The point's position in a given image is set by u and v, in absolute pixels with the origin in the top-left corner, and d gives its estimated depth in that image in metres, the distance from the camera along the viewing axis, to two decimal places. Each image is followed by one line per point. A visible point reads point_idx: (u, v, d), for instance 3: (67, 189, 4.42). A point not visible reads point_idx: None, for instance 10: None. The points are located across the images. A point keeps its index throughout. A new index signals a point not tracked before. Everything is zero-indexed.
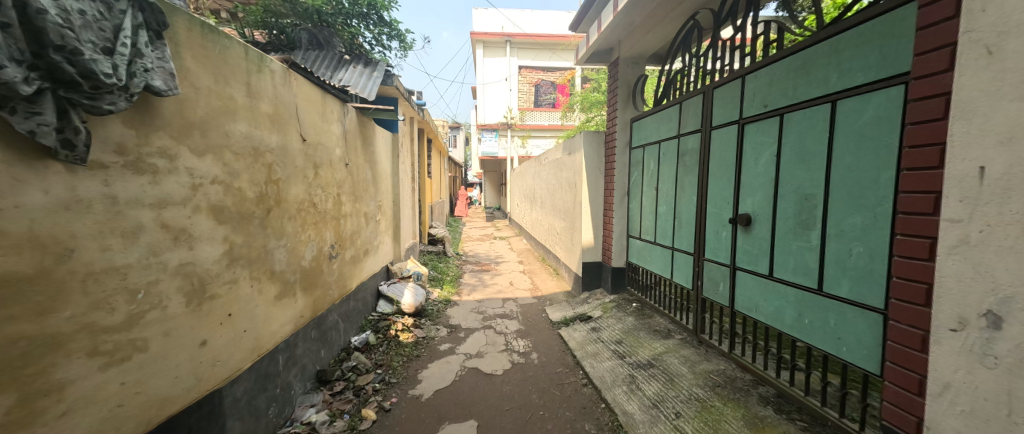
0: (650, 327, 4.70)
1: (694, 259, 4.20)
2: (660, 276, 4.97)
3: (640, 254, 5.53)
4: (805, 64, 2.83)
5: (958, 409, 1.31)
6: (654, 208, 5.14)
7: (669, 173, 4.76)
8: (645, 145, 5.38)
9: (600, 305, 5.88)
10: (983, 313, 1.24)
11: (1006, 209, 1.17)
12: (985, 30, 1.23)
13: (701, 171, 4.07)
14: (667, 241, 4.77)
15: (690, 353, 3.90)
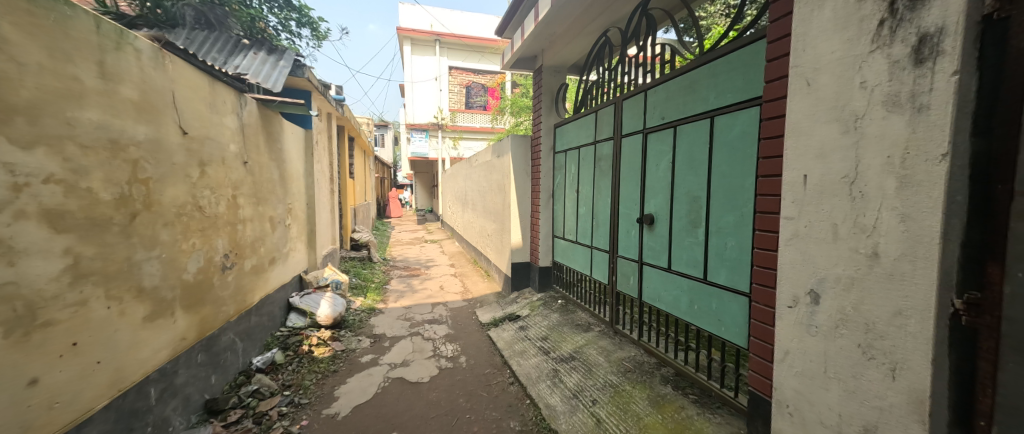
0: (573, 322, 4.98)
1: (610, 257, 4.55)
2: (582, 274, 5.28)
3: (564, 253, 5.83)
4: (692, 84, 3.26)
5: (793, 371, 1.62)
6: (576, 209, 5.46)
7: (588, 177, 5.08)
8: (567, 150, 5.69)
9: (528, 304, 6.04)
10: (807, 291, 1.55)
11: (821, 208, 1.48)
12: (804, 66, 1.54)
13: (614, 175, 4.43)
14: (587, 240, 5.10)
15: (607, 344, 4.20)
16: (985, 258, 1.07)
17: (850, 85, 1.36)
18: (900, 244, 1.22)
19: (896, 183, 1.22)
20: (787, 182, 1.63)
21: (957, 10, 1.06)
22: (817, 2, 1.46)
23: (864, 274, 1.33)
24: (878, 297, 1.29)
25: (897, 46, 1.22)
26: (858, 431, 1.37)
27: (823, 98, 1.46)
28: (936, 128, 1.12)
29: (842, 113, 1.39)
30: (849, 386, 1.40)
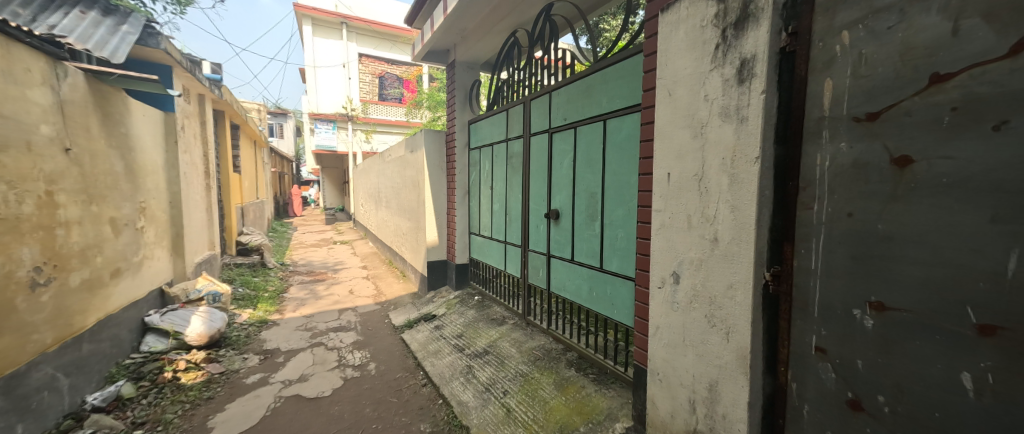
0: (488, 317, 5.04)
1: (522, 251, 4.70)
2: (497, 269, 5.37)
3: (480, 249, 5.86)
4: (588, 88, 3.52)
5: (662, 343, 1.87)
6: (490, 205, 5.51)
7: (501, 174, 5.16)
8: (481, 147, 5.71)
9: (444, 302, 5.92)
10: (671, 273, 1.80)
11: (679, 201, 1.73)
12: (665, 79, 1.77)
13: (524, 172, 4.58)
14: (501, 236, 5.20)
15: (520, 335, 4.35)
16: (783, 239, 1.38)
17: (698, 97, 1.60)
18: (731, 230, 1.47)
19: (728, 179, 1.48)
20: (657, 178, 1.86)
21: (763, 42, 1.32)
22: (674, 24, 1.69)
23: (709, 256, 1.58)
24: (718, 275, 1.55)
25: (727, 67, 1.46)
26: (705, 387, 1.63)
27: (680, 107, 1.69)
28: (752, 135, 1.38)
29: (693, 120, 1.63)
30: (698, 350, 1.66)
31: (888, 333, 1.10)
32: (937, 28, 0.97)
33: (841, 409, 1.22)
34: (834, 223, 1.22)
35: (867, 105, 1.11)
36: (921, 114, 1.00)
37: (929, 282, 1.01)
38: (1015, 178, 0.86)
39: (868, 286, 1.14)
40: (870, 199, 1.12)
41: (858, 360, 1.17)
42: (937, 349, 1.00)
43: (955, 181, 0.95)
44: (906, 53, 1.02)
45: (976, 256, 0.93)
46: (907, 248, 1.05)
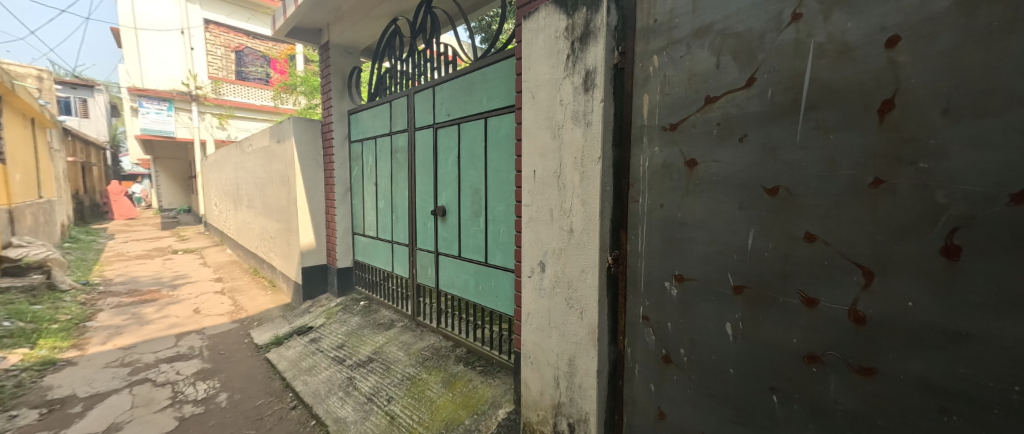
0: (375, 322, 4.65)
1: (409, 250, 4.50)
2: (383, 270, 5.03)
3: (365, 250, 5.40)
4: (468, 85, 3.54)
5: (532, 328, 2.01)
6: (375, 203, 5.12)
7: (385, 170, 4.85)
8: (362, 140, 5.25)
9: (323, 312, 5.21)
10: (538, 262, 1.95)
11: (543, 196, 1.88)
12: (529, 82, 1.88)
13: (410, 168, 4.39)
14: (387, 235, 4.90)
15: (408, 337, 4.14)
16: (620, 227, 1.63)
17: (555, 101, 1.75)
18: (583, 221, 1.67)
19: (579, 177, 1.67)
20: (525, 175, 1.98)
21: (601, 58, 1.52)
22: (535, 32, 1.81)
23: (566, 245, 1.76)
24: (574, 262, 1.74)
25: (576, 77, 1.64)
26: (566, 362, 1.82)
27: (541, 110, 1.83)
28: (595, 138, 1.58)
29: (551, 122, 1.79)
30: (561, 330, 1.84)
31: (686, 299, 1.39)
32: (709, 61, 1.25)
33: (659, 363, 1.50)
34: (653, 212, 1.49)
35: (669, 117, 1.38)
36: (701, 127, 1.29)
37: (708, 257, 1.31)
38: (751, 176, 1.17)
39: (674, 262, 1.42)
40: (674, 193, 1.40)
41: (668, 322, 1.46)
42: (714, 308, 1.30)
43: (720, 178, 1.25)
44: (691, 78, 1.30)
45: (733, 235, 1.23)
46: (696, 231, 1.34)
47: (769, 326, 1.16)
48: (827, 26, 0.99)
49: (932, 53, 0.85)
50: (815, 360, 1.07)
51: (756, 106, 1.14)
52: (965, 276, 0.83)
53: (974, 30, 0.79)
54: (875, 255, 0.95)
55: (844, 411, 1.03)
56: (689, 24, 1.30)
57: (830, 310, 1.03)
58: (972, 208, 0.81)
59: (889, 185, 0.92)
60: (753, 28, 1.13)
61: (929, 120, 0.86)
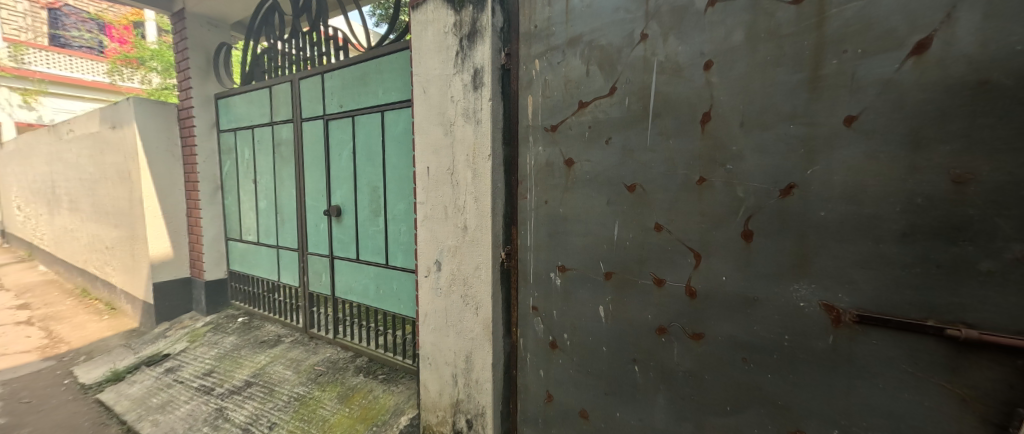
0: (256, 339, 3.87)
1: (300, 256, 3.84)
2: (264, 281, 4.21)
3: (243, 259, 4.45)
4: (363, 75, 3.12)
5: (430, 329, 1.95)
6: (253, 203, 4.24)
7: (266, 164, 4.06)
8: (236, 129, 4.31)
9: (185, 335, 4.23)
10: (434, 261, 1.89)
11: (436, 194, 1.83)
12: (420, 76, 1.81)
13: (298, 164, 3.74)
14: (271, 240, 4.11)
15: (299, 352, 3.53)
16: (511, 223, 1.68)
17: (445, 97, 1.72)
18: (476, 218, 1.68)
19: (471, 174, 1.67)
20: (418, 172, 1.90)
21: (488, 57, 1.55)
22: (424, 24, 1.76)
23: (461, 242, 1.76)
24: (468, 259, 1.74)
25: (465, 74, 1.63)
26: (463, 359, 1.81)
27: (433, 105, 1.78)
28: (485, 136, 1.60)
29: (443, 119, 1.74)
30: (457, 328, 1.82)
31: (568, 287, 1.50)
32: (580, 69, 1.37)
33: (547, 349, 1.60)
34: (539, 208, 1.57)
35: (550, 119, 1.48)
36: (576, 129, 1.40)
37: (585, 248, 1.44)
38: (614, 174, 1.32)
39: (558, 255, 1.52)
40: (556, 189, 1.50)
41: (554, 311, 1.56)
42: (590, 294, 1.43)
43: (591, 176, 1.39)
44: (567, 84, 1.41)
45: (604, 228, 1.37)
46: (574, 225, 1.46)
47: (632, 306, 1.32)
48: (665, 47, 1.17)
49: (734, 76, 1.06)
50: (664, 331, 1.26)
51: (618, 112, 1.29)
52: (756, 253, 1.06)
53: (758, 61, 1.02)
54: (702, 240, 1.15)
55: (684, 371, 1.22)
56: (563, 33, 1.40)
57: (674, 287, 1.22)
58: (760, 200, 1.04)
59: (709, 183, 1.12)
60: (613, 43, 1.28)
61: (733, 129, 1.07)
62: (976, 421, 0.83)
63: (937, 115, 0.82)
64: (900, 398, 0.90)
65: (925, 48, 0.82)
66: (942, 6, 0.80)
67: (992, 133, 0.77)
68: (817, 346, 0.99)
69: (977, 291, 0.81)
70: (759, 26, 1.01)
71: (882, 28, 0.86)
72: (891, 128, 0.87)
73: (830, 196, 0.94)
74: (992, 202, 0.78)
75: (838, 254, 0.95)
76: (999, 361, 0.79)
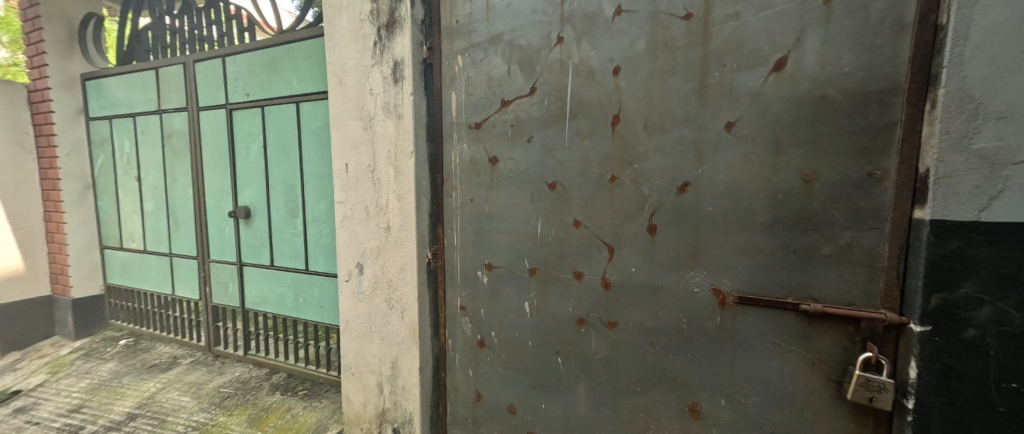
0: (144, 364, 3.21)
1: (199, 264, 3.24)
2: (157, 296, 3.53)
3: (127, 270, 3.64)
4: (273, 62, 2.69)
5: (352, 337, 1.81)
6: (138, 205, 3.50)
7: (155, 158, 3.36)
8: (112, 117, 3.49)
9: (48, 365, 3.36)
10: (355, 264, 1.75)
11: (355, 192, 1.69)
12: (335, 65, 1.67)
13: (195, 160, 3.13)
14: (163, 247, 3.43)
15: (200, 375, 2.99)
16: (438, 222, 1.62)
17: (363, 90, 1.61)
18: (400, 217, 1.59)
19: (393, 171, 1.58)
20: (335, 169, 1.73)
21: (408, 48, 1.49)
22: (338, 9, 1.63)
23: (384, 243, 1.65)
24: (393, 260, 1.64)
25: (384, 66, 1.55)
26: (389, 366, 1.71)
27: (349, 97, 1.65)
28: (407, 131, 1.52)
29: (361, 112, 1.63)
30: (382, 334, 1.71)
31: (495, 285, 1.50)
32: (502, 68, 1.38)
33: (475, 348, 1.59)
34: (465, 207, 1.55)
35: (473, 116, 1.47)
36: (499, 127, 1.41)
37: (510, 246, 1.45)
38: (536, 172, 1.35)
39: (484, 253, 1.52)
40: (481, 187, 1.49)
41: (481, 309, 1.55)
42: (516, 291, 1.45)
43: (515, 174, 1.40)
44: (489, 82, 1.41)
45: (527, 224, 1.40)
46: (498, 223, 1.47)
47: (555, 300, 1.37)
48: (579, 51, 1.23)
49: (637, 82, 1.15)
50: (583, 322, 1.32)
51: (538, 111, 1.32)
52: (659, 245, 1.16)
53: (657, 69, 1.12)
54: (614, 234, 1.23)
55: (601, 358, 1.30)
56: (485, 30, 1.40)
57: (591, 280, 1.29)
58: (661, 197, 1.14)
59: (619, 181, 1.20)
60: (532, 44, 1.31)
61: (639, 131, 1.16)
62: (822, 379, 0.99)
63: (791, 124, 0.97)
64: (771, 365, 1.05)
65: (782, 66, 0.97)
66: (793, 32, 0.95)
67: (830, 140, 0.94)
68: (707, 326, 1.12)
69: (821, 271, 0.97)
70: (657, 37, 1.11)
71: (751, 47, 1.00)
72: (759, 134, 1.01)
73: (716, 193, 1.07)
74: (831, 198, 0.94)
75: (723, 244, 1.07)
76: (837, 327, 0.97)
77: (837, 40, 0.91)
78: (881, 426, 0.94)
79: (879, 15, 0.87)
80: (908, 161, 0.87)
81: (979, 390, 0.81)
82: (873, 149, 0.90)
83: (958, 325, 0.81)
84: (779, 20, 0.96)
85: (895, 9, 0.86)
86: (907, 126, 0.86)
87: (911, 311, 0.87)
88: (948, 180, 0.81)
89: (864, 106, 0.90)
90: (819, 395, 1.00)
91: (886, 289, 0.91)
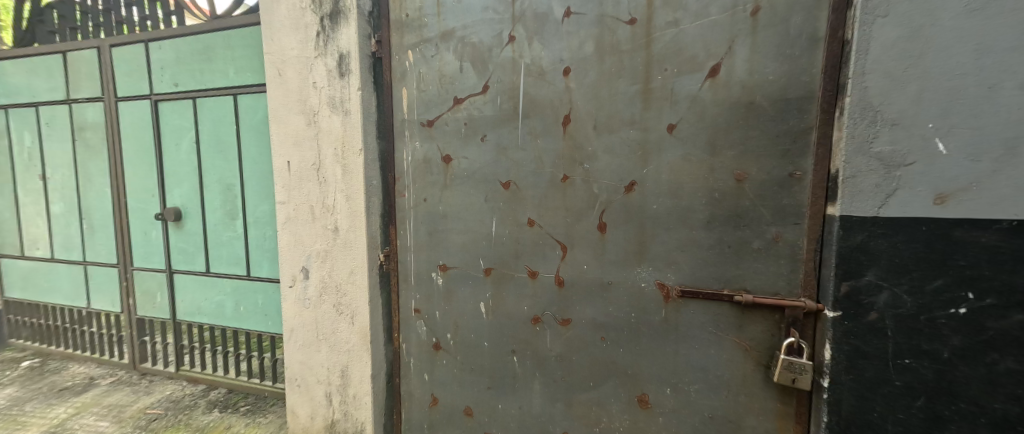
0: (50, 388, 2.75)
1: (120, 273, 2.89)
2: (69, 310, 3.11)
3: (29, 282, 3.18)
4: (206, 49, 2.44)
5: (297, 346, 1.70)
6: (43, 207, 3.06)
7: (63, 154, 2.95)
8: (7, 107, 3.02)
9: None
10: (301, 269, 1.64)
11: (298, 192, 1.59)
12: (274, 56, 1.55)
13: (113, 156, 2.78)
14: (75, 255, 3.03)
15: (122, 396, 2.62)
16: (389, 222, 1.56)
17: (306, 83, 1.51)
18: (348, 217, 1.51)
19: (341, 169, 1.49)
20: (276, 167, 1.61)
21: (354, 41, 1.42)
22: None
23: (331, 246, 1.56)
24: (341, 263, 1.55)
25: (329, 58, 1.46)
26: (338, 375, 1.62)
27: (291, 90, 1.54)
28: (354, 128, 1.45)
29: (304, 107, 1.53)
30: (330, 342, 1.62)
31: (450, 286, 1.47)
32: (454, 65, 1.35)
33: (431, 352, 1.54)
34: (418, 207, 1.49)
35: (426, 113, 1.43)
36: (452, 125, 1.38)
37: (464, 246, 1.43)
38: (489, 172, 1.34)
39: (438, 254, 1.48)
40: (434, 187, 1.45)
41: (436, 312, 1.51)
42: (472, 291, 1.43)
43: (469, 173, 1.38)
44: (441, 79, 1.38)
45: (481, 224, 1.38)
46: (453, 223, 1.44)
47: (510, 299, 1.37)
48: (531, 51, 1.23)
49: (586, 83, 1.17)
50: (538, 321, 1.33)
51: (491, 110, 1.31)
52: (609, 242, 1.20)
53: (604, 71, 1.15)
54: (567, 233, 1.25)
55: (556, 356, 1.32)
56: (435, 26, 1.36)
57: (545, 278, 1.30)
58: (610, 196, 1.18)
59: (571, 181, 1.22)
60: (484, 41, 1.29)
61: (588, 131, 1.18)
62: (753, 363, 1.07)
63: (725, 127, 1.04)
64: (710, 354, 1.11)
65: (716, 72, 1.03)
66: (725, 40, 1.02)
67: (757, 142, 1.01)
68: (653, 320, 1.17)
69: (752, 264, 1.05)
70: (604, 40, 1.14)
71: (689, 53, 1.06)
72: (697, 136, 1.07)
73: (659, 192, 1.12)
74: (759, 196, 1.02)
75: (666, 240, 1.13)
76: (765, 316, 1.05)
77: (762, 51, 0.99)
78: (803, 404, 1.03)
79: (796, 29, 0.96)
80: (822, 163, 0.96)
81: (880, 368, 0.91)
82: (794, 151, 0.98)
83: (863, 309, 0.91)
84: (712, 29, 1.03)
85: (810, 23, 0.94)
86: (820, 131, 0.95)
87: (826, 298, 0.96)
88: (854, 179, 0.90)
89: (785, 111, 0.98)
90: (751, 380, 1.08)
91: (806, 279, 1.00)
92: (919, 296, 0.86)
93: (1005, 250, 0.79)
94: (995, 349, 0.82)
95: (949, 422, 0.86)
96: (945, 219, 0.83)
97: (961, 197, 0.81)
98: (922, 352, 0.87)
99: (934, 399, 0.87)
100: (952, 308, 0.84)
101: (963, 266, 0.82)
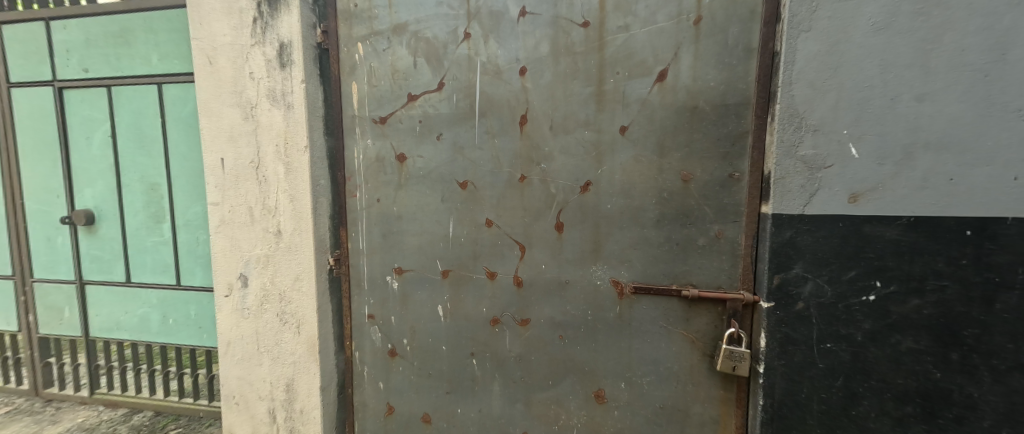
0: None
1: (15, 285, 2.49)
2: None
3: None
4: (123, 32, 2.16)
5: (235, 361, 1.55)
6: None
7: None
8: None
9: None
10: (238, 276, 1.50)
11: (235, 192, 1.45)
12: (203, 42, 1.40)
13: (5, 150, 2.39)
14: None
15: (20, 428, 2.26)
16: (340, 224, 1.47)
17: (242, 73, 1.38)
18: (292, 219, 1.40)
19: (283, 168, 1.38)
20: (207, 165, 1.46)
21: (297, 29, 1.31)
22: None
23: (273, 250, 1.44)
24: (284, 269, 1.44)
25: (268, 47, 1.35)
26: (283, 389, 1.50)
27: (224, 80, 1.40)
28: (298, 123, 1.34)
29: (240, 99, 1.40)
30: (273, 354, 1.50)
31: (406, 290, 1.42)
32: (407, 60, 1.30)
33: (386, 359, 1.48)
34: (370, 208, 1.42)
35: (378, 110, 1.36)
36: (406, 122, 1.33)
37: (420, 248, 1.38)
38: (446, 171, 1.31)
39: (392, 256, 1.41)
40: (388, 187, 1.39)
41: (392, 317, 1.45)
42: (429, 295, 1.39)
43: (425, 173, 1.34)
44: (394, 74, 1.33)
45: (438, 225, 1.34)
46: (408, 224, 1.38)
47: (468, 301, 1.34)
48: (487, 49, 1.22)
49: (542, 83, 1.18)
50: (497, 322, 1.31)
51: (446, 108, 1.28)
52: (566, 242, 1.21)
53: (559, 72, 1.16)
54: (525, 233, 1.25)
55: (515, 356, 1.31)
56: (387, 18, 1.31)
57: (504, 279, 1.29)
58: (567, 196, 1.19)
59: (529, 181, 1.22)
60: (439, 37, 1.26)
61: (544, 131, 1.19)
62: (699, 354, 1.14)
63: (673, 129, 1.09)
64: (661, 347, 1.16)
65: (664, 77, 1.08)
66: (672, 47, 1.07)
67: (701, 145, 1.07)
68: (608, 316, 1.20)
69: (698, 260, 1.11)
70: (559, 41, 1.15)
71: (639, 57, 1.09)
72: (647, 138, 1.11)
73: (613, 192, 1.15)
74: (703, 196, 1.08)
75: (620, 238, 1.16)
76: (710, 308, 1.11)
77: (704, 58, 1.05)
78: (742, 390, 1.11)
79: (734, 39, 1.03)
80: (756, 164, 1.03)
81: (806, 352, 0.99)
82: (733, 153, 1.05)
83: (792, 299, 0.99)
84: (660, 36, 1.07)
85: (745, 34, 1.02)
86: (755, 135, 1.03)
87: (761, 290, 1.04)
88: (784, 180, 0.98)
89: (725, 116, 1.05)
90: (697, 370, 1.14)
91: (744, 273, 1.07)
92: (838, 286, 0.95)
93: (904, 243, 0.90)
94: (898, 331, 0.93)
95: (863, 398, 0.97)
96: (858, 216, 0.93)
97: (870, 196, 0.91)
98: (840, 336, 0.97)
99: (850, 378, 0.97)
100: (864, 295, 0.94)
101: (872, 257, 0.93)
